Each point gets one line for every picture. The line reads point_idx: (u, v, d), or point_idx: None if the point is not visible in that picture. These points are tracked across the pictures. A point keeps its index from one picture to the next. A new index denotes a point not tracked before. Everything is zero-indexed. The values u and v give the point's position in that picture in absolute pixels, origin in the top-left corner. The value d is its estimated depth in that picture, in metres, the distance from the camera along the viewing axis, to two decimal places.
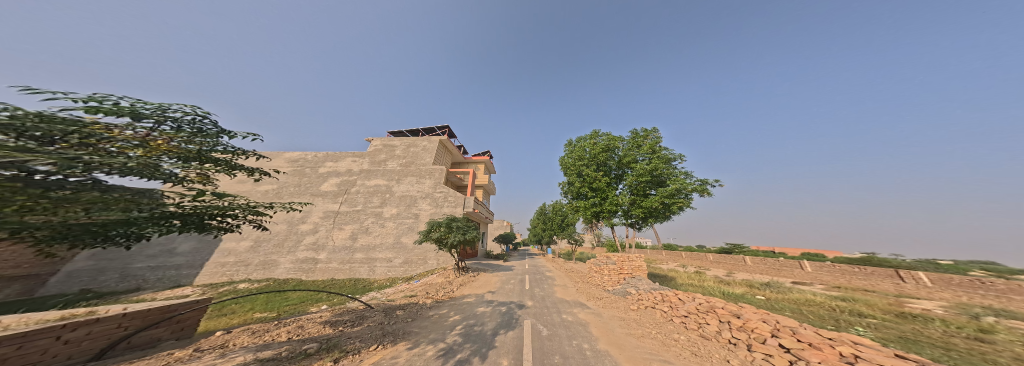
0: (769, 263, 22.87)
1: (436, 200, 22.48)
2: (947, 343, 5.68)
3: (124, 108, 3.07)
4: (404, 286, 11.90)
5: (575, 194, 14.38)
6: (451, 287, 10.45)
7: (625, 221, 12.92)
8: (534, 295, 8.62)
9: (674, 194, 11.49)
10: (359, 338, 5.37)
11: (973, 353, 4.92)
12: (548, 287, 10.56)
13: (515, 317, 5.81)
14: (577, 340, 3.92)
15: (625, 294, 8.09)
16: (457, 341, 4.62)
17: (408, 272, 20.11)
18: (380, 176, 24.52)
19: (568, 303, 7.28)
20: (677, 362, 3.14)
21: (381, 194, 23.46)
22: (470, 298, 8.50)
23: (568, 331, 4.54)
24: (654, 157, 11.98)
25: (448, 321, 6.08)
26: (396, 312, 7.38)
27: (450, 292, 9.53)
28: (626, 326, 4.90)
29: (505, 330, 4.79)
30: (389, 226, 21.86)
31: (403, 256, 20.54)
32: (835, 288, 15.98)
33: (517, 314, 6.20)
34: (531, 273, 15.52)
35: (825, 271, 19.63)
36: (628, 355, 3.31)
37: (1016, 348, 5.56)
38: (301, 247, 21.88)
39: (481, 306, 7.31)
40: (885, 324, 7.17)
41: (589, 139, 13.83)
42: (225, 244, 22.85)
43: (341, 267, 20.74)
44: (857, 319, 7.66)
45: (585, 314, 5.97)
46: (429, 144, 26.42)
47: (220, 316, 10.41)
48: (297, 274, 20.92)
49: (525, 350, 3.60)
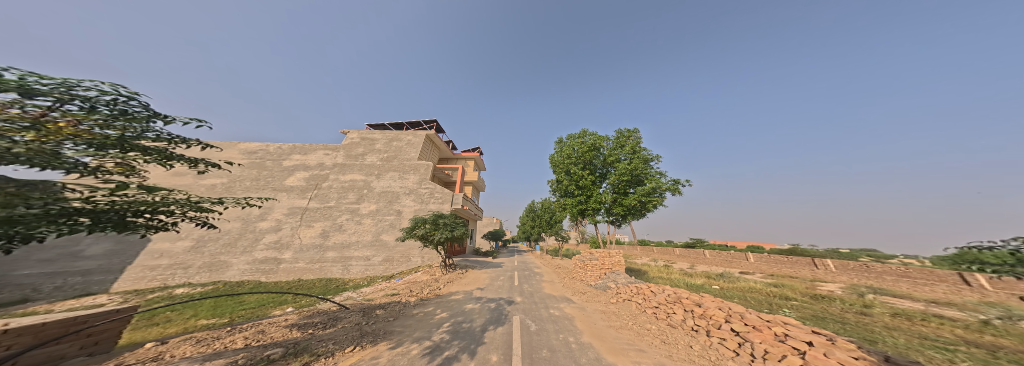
0: (723, 255, 26.28)
1: (418, 195, 21.56)
2: (845, 318, 7.24)
3: (10, 81, 2.42)
4: (384, 285, 11.43)
5: (563, 192, 14.95)
6: (439, 285, 10.33)
7: (607, 218, 13.78)
8: (524, 292, 8.91)
9: (651, 192, 12.41)
10: (333, 340, 5.11)
11: (860, 325, 6.36)
12: (536, 283, 10.94)
13: (505, 314, 6.01)
14: (563, 334, 4.22)
15: (607, 288, 8.72)
16: (445, 339, 4.65)
17: (389, 270, 19.12)
18: (355, 169, 22.79)
19: (555, 298, 7.70)
20: (650, 350, 3.56)
21: (357, 189, 21.80)
22: (459, 296, 8.51)
23: (556, 325, 4.84)
24: (635, 157, 12.78)
25: (435, 319, 6.07)
26: (376, 311, 7.13)
27: (436, 290, 9.44)
28: (607, 319, 5.38)
29: (494, 326, 4.95)
30: (366, 223, 20.53)
31: (382, 254, 19.49)
32: (770, 275, 19.07)
33: (506, 310, 6.41)
34: (520, 270, 15.85)
35: (764, 260, 23.18)
36: (609, 346, 3.65)
37: (885, 318, 7.33)
38: (260, 247, 19.60)
39: (470, 304, 7.36)
40: (804, 305, 8.86)
41: (577, 138, 14.28)
42: (157, 244, 19.60)
43: (309, 268, 19.07)
44: (785, 301, 9.29)
45: (571, 308, 6.38)
46: (413, 137, 25.16)
47: (152, 326, 9.02)
48: (254, 275, 18.75)
49: (515, 345, 3.77)
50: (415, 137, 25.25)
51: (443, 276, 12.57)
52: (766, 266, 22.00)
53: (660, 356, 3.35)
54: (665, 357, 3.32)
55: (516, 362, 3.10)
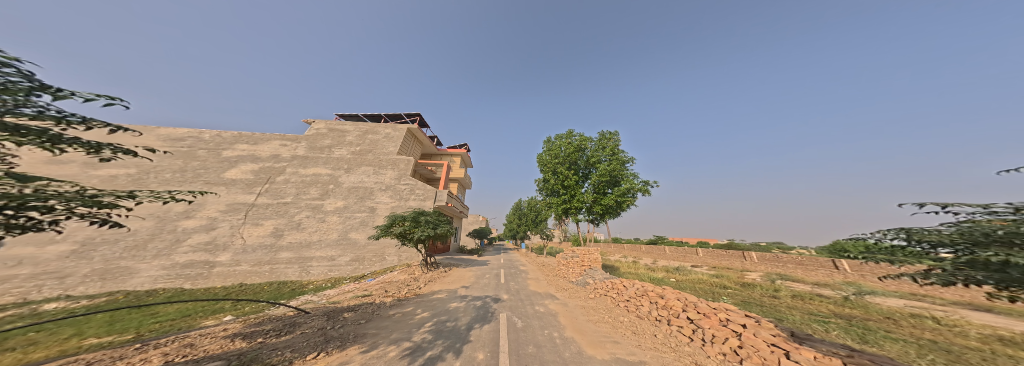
0: (678, 250, 30.28)
1: (393, 190, 20.00)
2: (769, 302, 9.01)
3: None
4: (354, 286, 10.63)
5: (549, 191, 15.61)
6: (417, 284, 9.89)
7: (587, 217, 14.74)
8: (510, 289, 9.16)
9: (625, 192, 13.44)
10: (290, 347, 4.64)
11: (775, 307, 8.06)
12: (522, 281, 11.25)
13: (492, 311, 6.15)
14: (548, 330, 4.51)
15: (586, 283, 9.43)
16: (427, 339, 4.62)
17: (358, 270, 17.48)
18: (317, 161, 20.36)
19: (540, 295, 8.07)
20: (623, 341, 4.03)
21: (322, 184, 19.43)
22: (442, 295, 8.38)
23: (541, 321, 5.13)
24: (614, 159, 13.74)
25: (414, 320, 5.89)
26: (344, 314, 6.62)
27: (415, 289, 9.07)
28: (587, 313, 5.89)
29: (480, 325, 5.04)
30: (330, 220, 18.53)
31: (350, 253, 17.82)
32: (713, 267, 22.66)
33: (492, 307, 6.53)
34: (506, 268, 16.12)
35: (709, 254, 27.34)
36: (589, 339, 4.03)
37: (790, 301, 9.39)
38: (183, 249, 16.27)
39: (454, 302, 7.33)
40: (736, 292, 10.85)
41: (565, 138, 14.84)
42: (15, 249, 14.86)
43: (254, 271, 16.47)
44: (724, 290, 11.22)
45: (555, 304, 6.79)
46: (394, 131, 23.59)
47: (3, 353, 6.87)
48: (174, 282, 15.52)
49: (502, 342, 3.94)
50: (395, 130, 23.65)
51: (424, 275, 12.16)
52: (710, 259, 26.06)
53: (632, 346, 3.82)
54: (635, 347, 3.79)
55: (503, 360, 3.26)
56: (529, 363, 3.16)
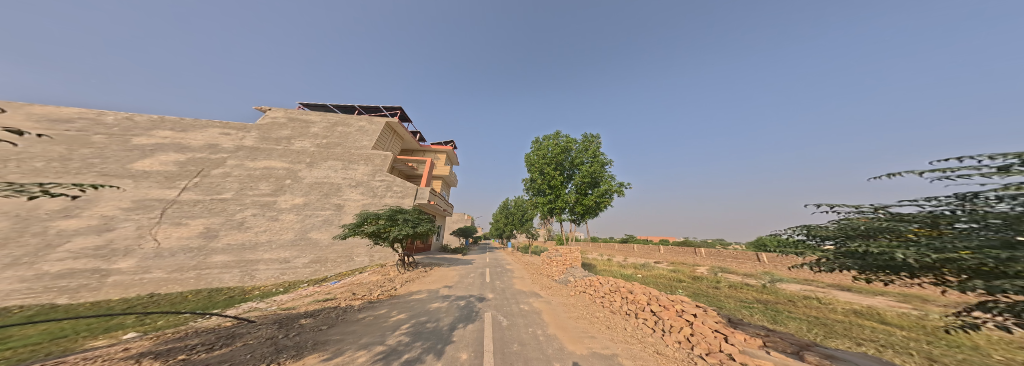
0: (643, 247, 33.92)
1: (365, 186, 18.30)
2: (716, 293, 10.75)
3: None
4: (314, 289, 9.62)
5: (536, 191, 16.32)
6: (391, 285, 9.34)
7: (570, 217, 15.52)
8: (495, 288, 9.32)
9: (604, 193, 14.41)
10: (231, 362, 4.04)
11: (721, 297, 9.65)
12: (507, 280, 11.46)
13: (476, 311, 6.19)
14: (532, 328, 4.75)
15: (568, 281, 9.99)
16: (404, 341, 4.47)
17: (318, 273, 15.62)
18: (270, 154, 18.30)
19: (525, 294, 8.35)
20: (599, 336, 4.42)
21: (275, 179, 17.44)
22: (422, 295, 8.11)
23: (525, 319, 5.38)
24: (595, 161, 14.68)
25: (388, 322, 5.62)
26: (300, 321, 5.93)
27: (390, 291, 8.55)
28: (568, 310, 6.30)
29: (463, 324, 5.08)
30: (286, 219, 16.45)
31: (309, 255, 15.90)
32: (672, 263, 25.99)
33: (476, 307, 6.57)
34: (492, 266, 16.19)
35: (668, 250, 31.14)
36: (570, 336, 4.35)
37: (729, 291, 11.38)
38: (58, 255, 12.88)
39: (436, 302, 7.17)
40: (692, 285, 12.68)
41: (552, 139, 15.60)
42: None
43: (172, 278, 13.59)
44: (680, 283, 13.07)
45: (539, 302, 7.11)
46: (369, 124, 21.70)
47: None
48: (46, 295, 12.03)
49: (486, 341, 4.04)
50: (370, 123, 21.71)
51: (399, 275, 11.57)
52: (669, 254, 29.79)
53: (606, 340, 4.21)
54: (609, 340, 4.19)
55: (488, 359, 3.37)
56: (513, 362, 3.30)
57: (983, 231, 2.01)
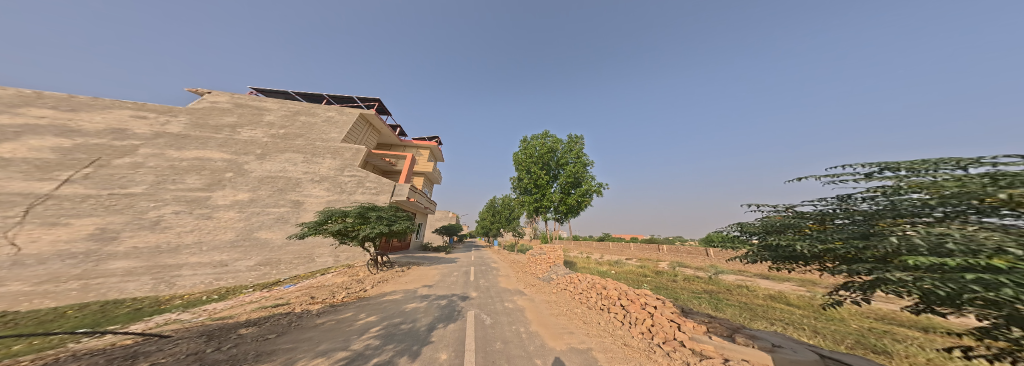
0: (615, 245, 36.92)
1: (330, 181, 16.88)
2: (677, 285, 12.35)
3: None
4: (264, 294, 8.45)
5: (523, 190, 16.96)
6: (360, 287, 8.64)
7: (555, 215, 16.43)
8: (478, 286, 9.39)
9: (585, 193, 15.37)
10: None
11: (681, 289, 11.13)
12: (492, 278, 11.52)
13: (458, 310, 6.14)
14: (515, 326, 4.91)
15: (550, 279, 10.38)
16: (373, 345, 4.22)
17: (268, 276, 13.70)
18: (203, 144, 15.86)
19: (509, 292, 8.51)
20: (576, 331, 4.78)
21: (209, 172, 15.07)
22: (397, 295, 7.71)
23: (508, 317, 5.52)
24: (578, 161, 15.59)
25: (355, 326, 5.21)
26: (243, 331, 5.14)
27: (359, 293, 7.91)
28: (550, 307, 6.64)
29: (444, 324, 5.01)
30: (223, 216, 14.28)
31: (256, 256, 14.02)
32: (640, 259, 28.77)
33: (458, 306, 6.50)
34: (476, 265, 16.15)
35: (636, 246, 34.37)
36: (551, 332, 4.63)
37: (685, 283, 13.19)
38: None
39: (414, 303, 6.88)
40: (657, 279, 14.31)
41: (539, 139, 16.32)
42: None
43: (50, 292, 10.60)
44: (646, 278, 14.72)
45: (523, 300, 7.35)
46: (339, 114, 20.06)
47: None
48: None
49: (467, 341, 4.07)
50: (340, 114, 20.07)
51: (370, 276, 10.80)
52: (637, 251, 32.93)
53: (583, 335, 4.58)
54: (585, 335, 4.57)
55: (469, 358, 3.40)
56: (495, 360, 3.39)
57: (848, 226, 2.71)
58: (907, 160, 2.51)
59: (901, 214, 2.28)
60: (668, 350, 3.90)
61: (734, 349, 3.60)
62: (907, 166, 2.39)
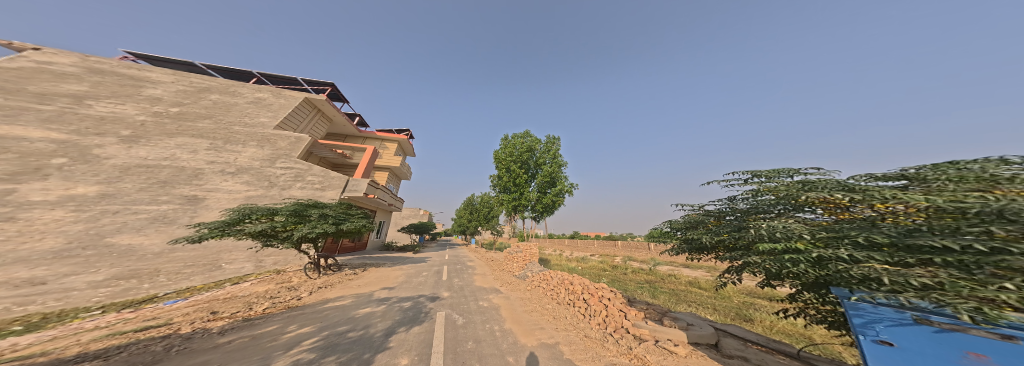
0: (579, 242, 40.19)
1: (256, 172, 14.27)
2: (633, 278, 14.35)
3: None
4: (131, 312, 6.16)
5: (502, 188, 17.64)
6: (292, 295, 7.18)
7: (532, 214, 17.41)
8: (449, 286, 9.12)
9: (559, 193, 16.58)
10: None
11: (637, 282, 12.93)
12: (469, 277, 11.21)
13: (425, 312, 5.81)
14: (489, 324, 4.93)
15: (526, 277, 10.52)
16: (309, 358, 3.53)
17: (144, 278, 9.86)
18: (10, 117, 10.81)
19: (484, 290, 8.46)
20: (547, 326, 5.07)
21: (20, 158, 10.26)
22: (347, 300, 6.74)
23: (482, 316, 5.52)
24: (555, 162, 16.74)
25: (282, 340, 4.27)
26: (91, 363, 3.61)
27: (293, 301, 6.56)
28: (525, 304, 6.84)
29: (407, 327, 4.66)
30: (39, 217, 9.67)
31: (109, 269, 9.81)
32: (600, 254, 31.99)
33: (425, 307, 6.14)
34: (450, 264, 15.72)
35: (597, 242, 38.04)
36: (524, 329, 4.81)
37: (638, 275, 15.39)
38: None
39: (369, 307, 6.13)
40: (616, 273, 16.27)
41: (519, 138, 17.08)
42: None
43: None
44: (607, 272, 16.64)
45: (498, 298, 7.41)
46: (273, 96, 17.62)
47: None
48: None
49: (435, 342, 3.89)
50: (274, 96, 17.59)
51: (310, 281, 9.14)
52: (597, 246, 36.57)
53: (552, 330, 4.89)
54: (554, 330, 4.88)
55: (437, 359, 3.27)
56: (466, 360, 3.32)
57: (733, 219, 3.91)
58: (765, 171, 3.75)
59: (758, 211, 3.56)
60: (617, 337, 4.55)
61: (662, 331, 4.50)
62: (766, 174, 3.59)
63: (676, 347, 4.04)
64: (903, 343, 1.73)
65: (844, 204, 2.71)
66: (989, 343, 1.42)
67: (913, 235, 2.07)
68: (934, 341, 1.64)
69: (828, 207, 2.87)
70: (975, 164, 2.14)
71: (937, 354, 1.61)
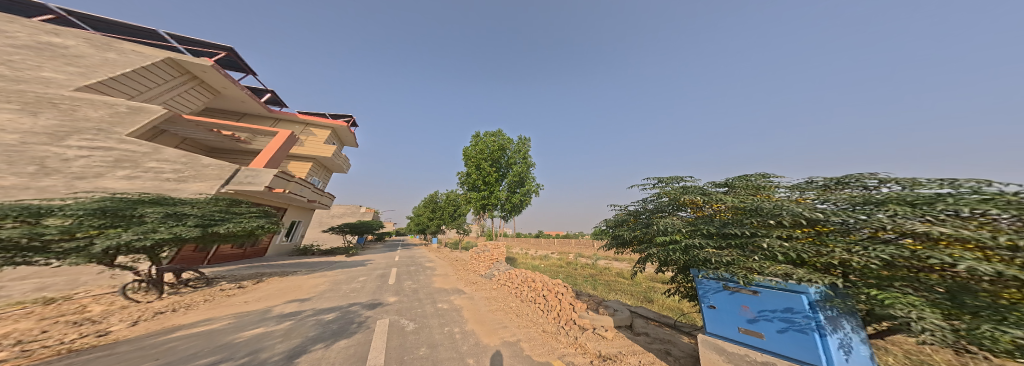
0: (538, 240, 41.77)
1: (6, 151, 7.62)
2: (590, 273, 15.82)
3: None
4: None
5: (471, 186, 17.05)
6: (100, 328, 4.55)
7: (500, 213, 17.21)
8: (396, 290, 7.98)
9: (527, 193, 16.87)
10: None
11: (594, 276, 14.33)
12: (427, 279, 10.29)
13: (363, 321, 4.89)
14: (448, 327, 4.59)
15: (492, 276, 10.12)
16: None
17: None
18: None
19: (445, 292, 7.84)
20: (510, 324, 4.98)
21: None
22: (225, 322, 4.85)
23: (442, 319, 5.10)
24: (525, 163, 16.94)
25: None
26: None
27: (121, 334, 4.32)
28: (489, 304, 6.60)
29: (333, 342, 3.80)
30: None
31: None
32: (558, 252, 34.08)
33: (363, 316, 5.18)
34: (399, 266, 13.81)
35: (555, 241, 40.31)
36: (487, 329, 4.60)
37: (594, 271, 17.01)
38: None
39: (268, 326, 4.60)
40: (575, 269, 17.57)
41: (491, 136, 16.74)
42: None
43: None
44: (567, 268, 17.79)
45: (461, 299, 6.94)
46: (86, 47, 11.19)
47: None
48: None
49: (376, 353, 3.34)
50: (89, 47, 11.22)
51: (135, 306, 5.92)
52: (554, 244, 38.85)
53: (515, 328, 4.81)
54: (517, 328, 4.82)
55: None
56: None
57: (642, 218, 4.79)
58: (663, 177, 4.78)
59: (657, 210, 4.53)
60: (566, 329, 4.87)
61: (599, 319, 5.10)
62: (663, 179, 4.60)
63: (607, 332, 4.64)
64: (716, 305, 3.10)
65: (698, 204, 3.88)
66: (749, 298, 2.76)
67: (725, 225, 3.25)
68: (728, 299, 2.98)
69: (692, 207, 3.99)
70: (754, 177, 3.47)
71: (728, 309, 2.96)
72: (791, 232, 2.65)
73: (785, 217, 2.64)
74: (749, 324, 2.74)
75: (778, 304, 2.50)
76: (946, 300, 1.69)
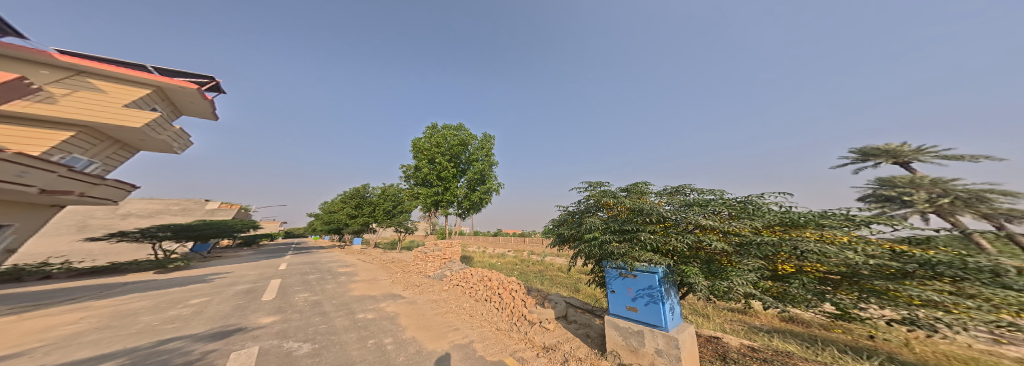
0: (493, 239, 40.98)
1: None
2: (545, 269, 16.36)
3: None
4: None
5: (421, 181, 15.34)
6: None
7: (456, 211, 15.97)
8: (275, 308, 5.87)
9: (487, 191, 16.10)
10: None
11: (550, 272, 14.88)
12: (340, 287, 8.17)
13: (217, 357, 3.30)
14: (373, 339, 3.69)
15: (442, 276, 9.17)
16: None
17: None
18: None
19: (373, 299, 6.47)
20: (461, 326, 4.46)
21: None
22: None
23: (369, 331, 4.09)
24: (489, 160, 16.25)
25: None
26: None
27: None
28: (436, 307, 5.80)
29: None
30: None
31: None
32: (513, 250, 34.23)
33: (213, 351, 3.49)
34: (300, 275, 10.64)
35: (510, 241, 40.53)
36: (433, 334, 3.94)
37: (548, 266, 17.72)
38: None
39: None
40: (532, 266, 17.91)
41: (451, 129, 15.55)
42: None
43: None
44: (523, 266, 17.90)
45: (399, 305, 5.86)
46: None
47: None
48: None
49: None
50: None
51: None
52: (509, 243, 39.03)
53: (467, 329, 4.33)
54: (470, 329, 4.36)
55: None
56: None
57: (575, 218, 5.16)
58: (590, 182, 5.38)
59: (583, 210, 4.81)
60: (518, 325, 4.74)
61: (547, 310, 5.22)
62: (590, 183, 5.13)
63: (550, 323, 4.78)
64: (615, 288, 3.56)
65: (609, 205, 4.05)
66: (632, 281, 3.29)
67: (622, 224, 3.65)
68: (618, 283, 3.52)
69: (609, 208, 4.07)
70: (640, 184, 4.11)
71: (622, 292, 3.45)
72: (655, 227, 3.34)
73: (654, 215, 3.33)
74: (632, 302, 3.27)
75: (651, 282, 3.05)
76: (707, 268, 2.97)
